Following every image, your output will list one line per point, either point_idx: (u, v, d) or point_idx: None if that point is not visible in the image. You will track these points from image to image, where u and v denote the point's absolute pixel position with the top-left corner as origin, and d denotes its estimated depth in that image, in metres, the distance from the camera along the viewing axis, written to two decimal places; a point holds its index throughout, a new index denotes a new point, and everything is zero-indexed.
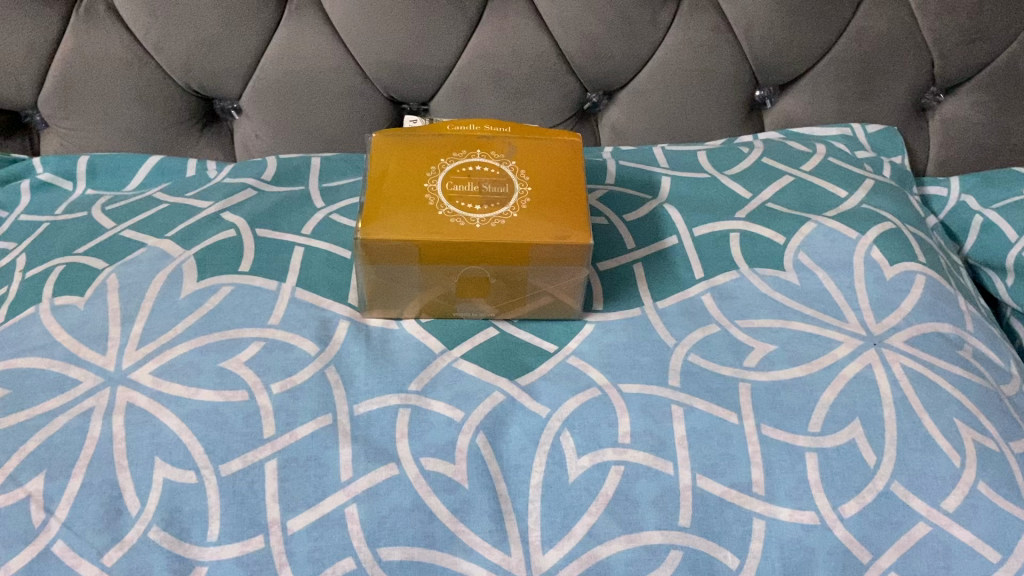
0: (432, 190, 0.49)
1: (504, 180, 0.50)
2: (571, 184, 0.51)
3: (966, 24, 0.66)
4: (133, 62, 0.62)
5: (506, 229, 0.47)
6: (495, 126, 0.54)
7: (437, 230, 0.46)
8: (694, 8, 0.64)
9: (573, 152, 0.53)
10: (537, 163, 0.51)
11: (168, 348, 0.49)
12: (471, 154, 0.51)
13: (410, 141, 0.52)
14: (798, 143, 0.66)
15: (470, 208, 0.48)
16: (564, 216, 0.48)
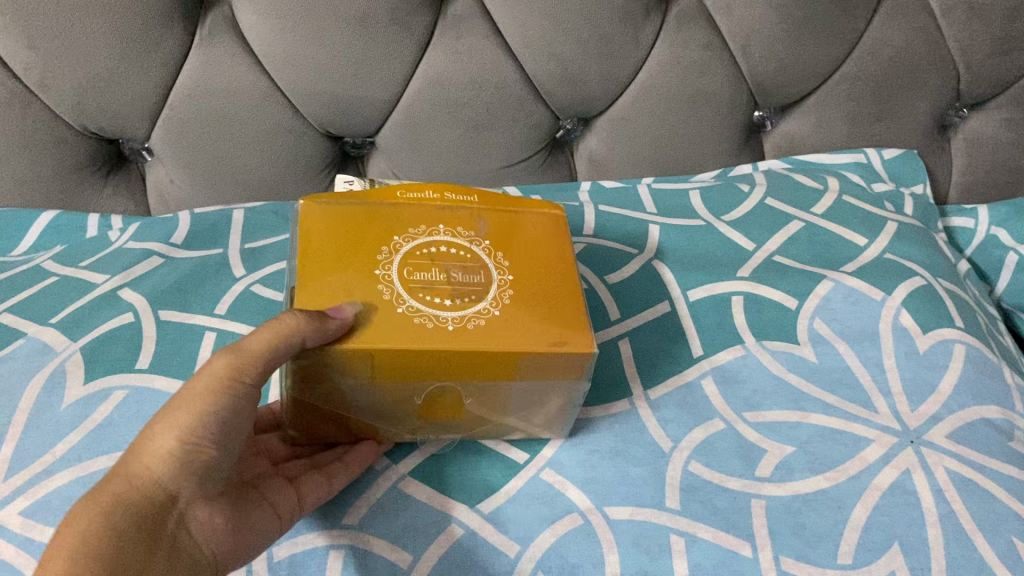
0: (388, 278, 0.37)
1: (479, 266, 0.39)
2: (563, 273, 0.40)
3: (998, 32, 0.57)
4: (14, 102, 0.51)
5: (489, 332, 0.35)
6: (457, 195, 0.43)
7: (400, 332, 0.34)
8: (682, 21, 0.54)
9: (560, 231, 0.42)
10: (519, 244, 0.41)
11: (42, 478, 0.39)
12: (433, 231, 0.40)
13: (351, 212, 0.40)
14: (805, 177, 0.57)
15: (439, 304, 0.36)
16: (561, 314, 0.37)
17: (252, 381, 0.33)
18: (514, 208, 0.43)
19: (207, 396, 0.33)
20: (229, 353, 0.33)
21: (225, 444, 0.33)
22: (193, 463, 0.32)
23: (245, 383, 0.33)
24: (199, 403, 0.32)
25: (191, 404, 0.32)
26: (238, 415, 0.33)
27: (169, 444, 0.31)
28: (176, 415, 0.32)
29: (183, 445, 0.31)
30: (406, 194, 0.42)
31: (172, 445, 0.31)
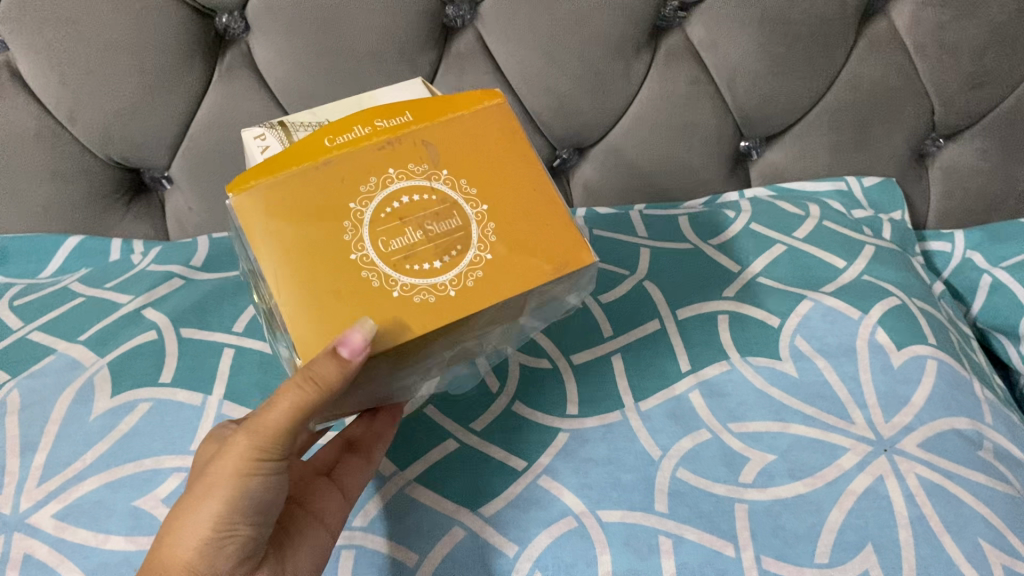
0: (367, 261, 0.34)
1: (448, 206, 0.35)
2: (532, 177, 0.37)
3: (969, 69, 0.60)
4: (44, 134, 0.55)
5: (492, 282, 0.34)
6: (389, 116, 0.36)
7: (409, 324, 0.33)
8: (671, 57, 0.57)
9: (505, 123, 0.37)
10: (477, 158, 0.36)
11: (74, 484, 0.42)
12: (386, 179, 0.35)
13: (291, 192, 0.33)
14: (788, 203, 0.60)
15: (429, 270, 0.34)
16: (550, 229, 0.36)
17: (277, 453, 0.34)
18: (451, 110, 0.37)
19: (231, 480, 0.34)
20: (248, 431, 0.34)
21: (256, 514, 0.35)
22: (229, 539, 0.34)
23: (269, 459, 0.34)
24: (228, 485, 0.34)
25: (218, 487, 0.34)
26: (268, 487, 0.35)
27: (202, 530, 0.33)
28: (205, 500, 0.34)
29: (216, 529, 0.34)
30: (337, 136, 0.35)
31: (206, 531, 0.33)
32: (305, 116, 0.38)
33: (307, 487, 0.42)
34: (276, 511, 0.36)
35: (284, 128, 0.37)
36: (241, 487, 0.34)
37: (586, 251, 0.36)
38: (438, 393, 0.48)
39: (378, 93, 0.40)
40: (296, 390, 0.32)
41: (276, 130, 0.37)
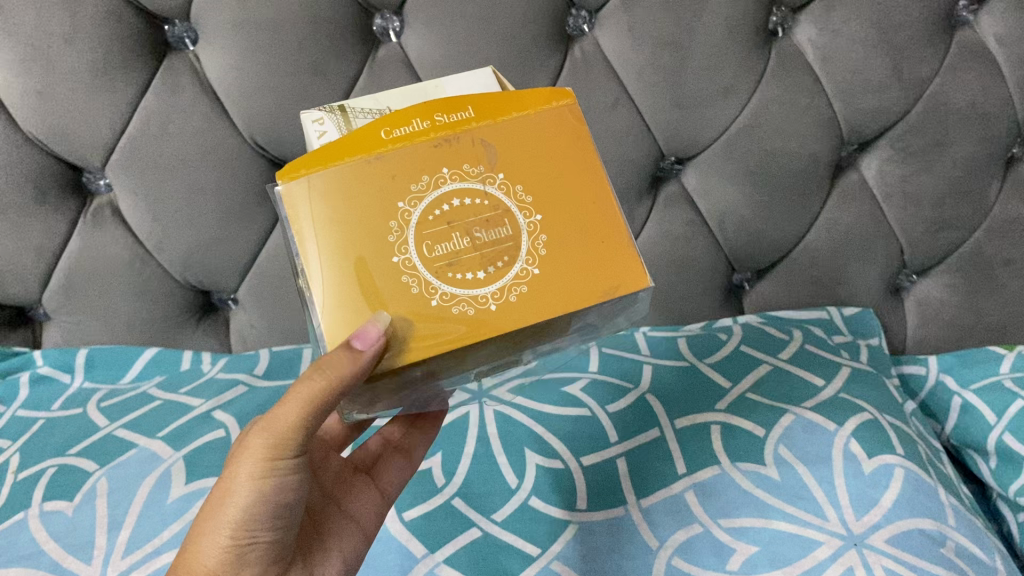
0: (410, 264, 0.36)
1: (501, 212, 0.37)
2: (594, 195, 0.39)
3: (931, 216, 0.69)
4: (135, 262, 0.65)
5: (534, 298, 0.37)
6: (451, 111, 0.38)
7: (445, 331, 0.36)
8: (669, 203, 0.68)
9: (572, 133, 0.39)
10: (534, 167, 0.38)
11: (152, 557, 0.49)
12: (439, 179, 0.37)
13: (346, 185, 0.36)
14: (775, 330, 0.69)
15: (474, 279, 0.37)
16: (603, 254, 0.38)
17: (287, 453, 0.39)
18: (514, 110, 0.38)
19: (246, 476, 0.39)
20: (262, 435, 0.39)
21: (272, 519, 0.40)
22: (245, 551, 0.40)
23: (281, 459, 0.40)
24: (245, 492, 0.39)
25: (236, 494, 0.39)
26: (276, 489, 0.40)
27: (223, 538, 0.39)
28: (225, 510, 0.40)
29: (235, 536, 0.39)
30: (395, 128, 0.37)
31: (225, 540, 0.39)
32: (365, 100, 0.40)
33: (346, 487, 0.51)
34: (289, 517, 0.42)
35: (341, 111, 0.39)
36: (260, 485, 0.39)
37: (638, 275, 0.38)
38: (461, 487, 0.55)
39: (446, 80, 0.41)
40: (302, 388, 0.36)
41: (333, 113, 0.39)
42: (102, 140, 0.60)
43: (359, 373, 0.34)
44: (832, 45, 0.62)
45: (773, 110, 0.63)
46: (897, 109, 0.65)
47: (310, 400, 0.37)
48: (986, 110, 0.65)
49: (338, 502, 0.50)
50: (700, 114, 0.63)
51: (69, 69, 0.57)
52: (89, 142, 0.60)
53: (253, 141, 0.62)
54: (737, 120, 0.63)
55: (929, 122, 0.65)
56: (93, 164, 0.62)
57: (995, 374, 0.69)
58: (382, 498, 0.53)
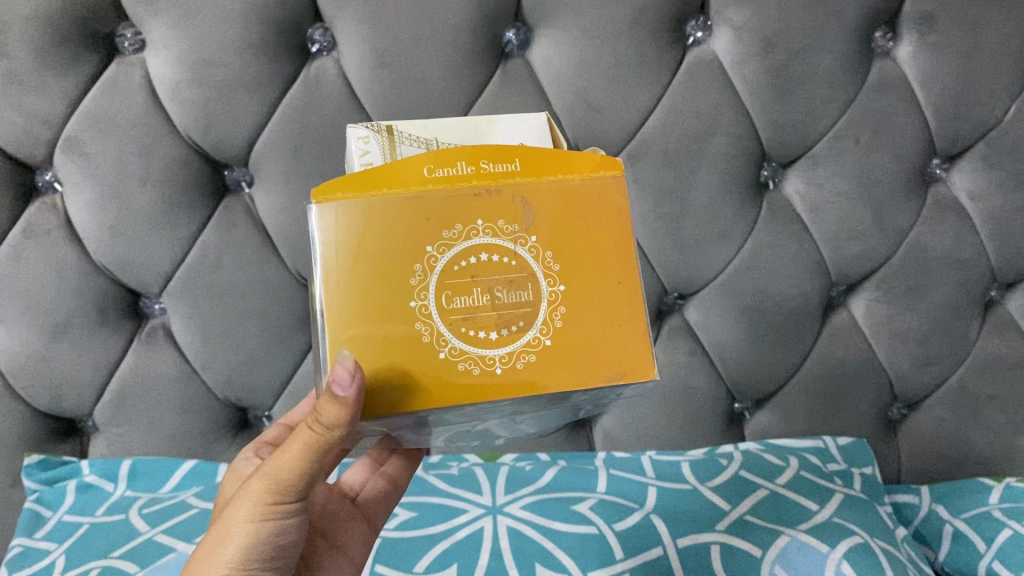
0: (425, 312, 0.40)
1: (525, 275, 0.40)
2: (630, 280, 0.42)
3: (917, 353, 0.75)
4: (182, 379, 0.71)
5: (544, 368, 0.40)
6: (497, 162, 0.40)
7: (448, 386, 0.39)
8: (671, 336, 0.74)
9: (618, 202, 0.42)
10: (569, 234, 0.41)
11: None
12: (471, 231, 0.40)
13: (372, 221, 0.39)
14: (773, 457, 0.73)
15: (486, 339, 0.40)
16: (619, 339, 0.41)
17: (288, 496, 0.45)
18: (564, 171, 0.41)
19: (247, 515, 0.44)
20: (266, 479, 0.44)
21: (266, 557, 0.46)
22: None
23: (282, 502, 0.45)
24: (245, 530, 0.45)
25: (236, 531, 0.45)
26: (279, 530, 0.45)
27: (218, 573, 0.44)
28: (224, 549, 0.45)
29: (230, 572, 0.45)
30: (437, 167, 0.40)
31: None
32: (413, 126, 0.43)
33: (335, 519, 0.60)
34: (289, 554, 0.47)
35: (388, 133, 0.42)
36: (260, 525, 0.45)
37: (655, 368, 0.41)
38: None
39: (499, 118, 0.45)
40: (305, 435, 0.42)
41: (380, 134, 0.42)
42: (161, 270, 0.67)
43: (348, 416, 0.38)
44: (818, 197, 0.69)
45: (766, 254, 0.70)
46: (881, 255, 0.71)
47: (313, 447, 0.42)
48: (962, 257, 0.72)
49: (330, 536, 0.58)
50: (698, 256, 0.69)
51: (140, 206, 0.65)
52: (150, 272, 0.67)
53: (298, 273, 0.69)
54: (733, 261, 0.70)
55: (910, 267, 0.72)
56: (152, 290, 0.69)
57: (983, 505, 0.73)
58: (368, 528, 0.62)
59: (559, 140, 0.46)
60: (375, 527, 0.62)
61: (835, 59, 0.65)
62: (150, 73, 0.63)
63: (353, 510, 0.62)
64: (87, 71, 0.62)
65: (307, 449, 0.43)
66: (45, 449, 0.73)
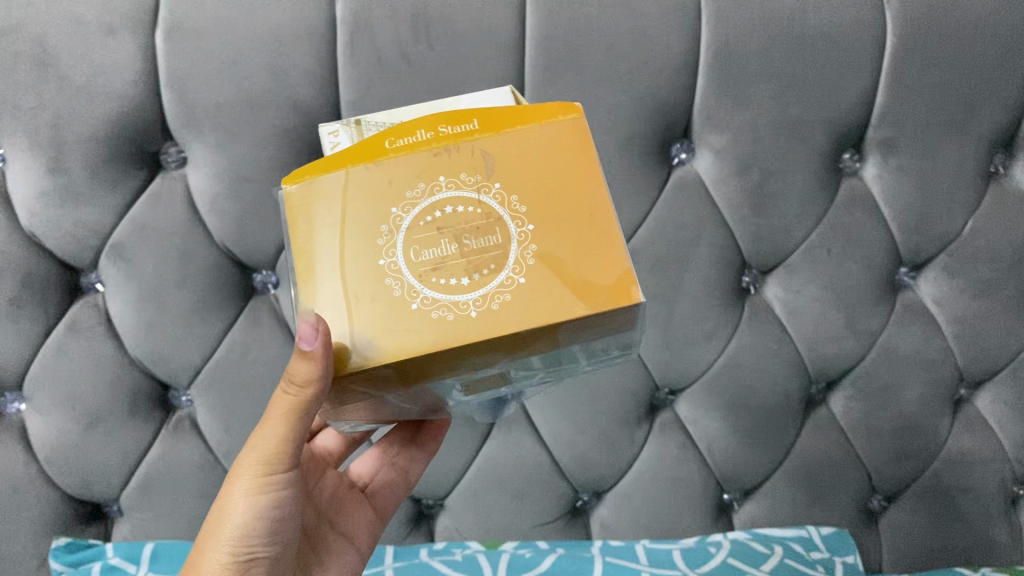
0: (396, 267, 0.43)
1: (491, 221, 0.43)
2: (595, 213, 0.43)
3: (893, 447, 0.80)
4: (204, 466, 0.77)
5: (516, 305, 0.41)
6: (455, 125, 0.44)
7: (423, 329, 0.41)
8: (663, 428, 0.79)
9: (579, 145, 0.44)
10: (531, 179, 0.43)
11: None
12: (435, 187, 0.43)
13: (339, 189, 0.43)
14: (759, 544, 0.78)
15: (458, 286, 0.42)
16: (593, 270, 0.42)
17: (277, 469, 0.48)
18: (519, 123, 0.44)
19: (245, 494, 0.48)
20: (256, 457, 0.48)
21: (267, 533, 0.49)
22: (250, 563, 0.49)
23: (274, 476, 0.48)
24: (242, 508, 0.48)
25: (235, 511, 0.48)
26: (277, 504, 0.49)
27: (223, 553, 0.48)
28: (226, 527, 0.48)
29: (233, 553, 0.48)
30: (398, 139, 0.44)
31: (225, 557, 0.48)
32: (382, 118, 0.49)
33: (342, 506, 0.60)
34: (289, 528, 0.50)
35: (357, 125, 0.49)
36: (261, 503, 0.48)
37: (629, 294, 0.41)
38: None
39: (463, 99, 0.50)
40: (284, 403, 0.45)
41: (350, 127, 0.49)
42: (192, 363, 0.73)
43: (315, 372, 0.41)
44: (795, 301, 0.75)
45: (749, 353, 0.76)
46: (855, 355, 0.77)
47: (293, 416, 0.45)
48: (930, 357, 0.78)
49: (334, 522, 0.59)
50: (686, 355, 0.75)
51: (176, 305, 0.71)
52: (181, 365, 0.73)
53: None
54: (719, 359, 0.76)
55: (882, 367, 0.78)
56: (181, 382, 0.74)
57: None
58: (375, 516, 0.63)
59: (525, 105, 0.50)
60: (383, 517, 0.64)
61: (807, 178, 0.72)
62: (191, 187, 0.70)
63: (363, 499, 0.63)
64: (134, 184, 0.69)
65: (285, 415, 0.45)
66: (71, 533, 0.77)
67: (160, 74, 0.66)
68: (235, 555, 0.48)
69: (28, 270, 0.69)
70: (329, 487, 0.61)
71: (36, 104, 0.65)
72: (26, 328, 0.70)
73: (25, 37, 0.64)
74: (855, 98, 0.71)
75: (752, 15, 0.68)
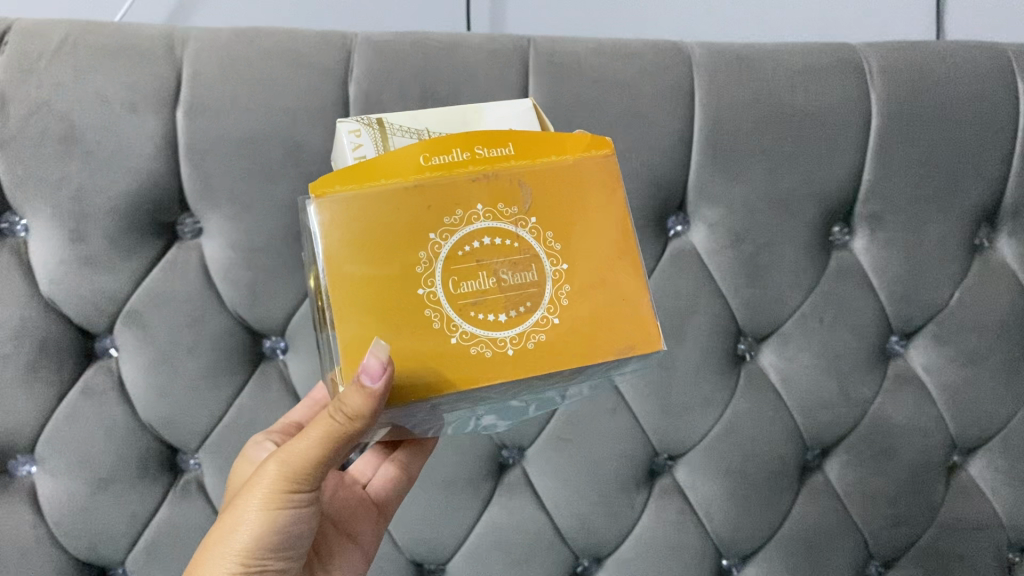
0: (434, 298, 0.43)
1: (528, 256, 0.44)
2: (622, 256, 0.46)
3: (889, 514, 0.82)
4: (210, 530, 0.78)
5: (551, 345, 0.44)
6: (492, 148, 0.45)
7: (465, 365, 0.43)
8: (662, 494, 0.80)
9: (607, 181, 0.47)
10: (566, 217, 0.45)
11: None
12: (473, 216, 0.44)
13: (377, 208, 0.43)
14: None
15: (495, 322, 0.44)
16: (622, 314, 0.45)
17: (299, 484, 0.49)
18: (553, 155, 0.46)
19: (260, 503, 0.49)
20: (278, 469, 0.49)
21: (278, 544, 0.51)
22: (260, 573, 0.50)
23: (295, 492, 0.49)
24: (255, 518, 0.49)
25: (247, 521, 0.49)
26: (291, 518, 0.50)
27: (231, 562, 0.49)
28: (237, 536, 0.50)
29: (242, 563, 0.49)
30: (434, 156, 0.44)
31: (235, 566, 0.49)
32: (404, 119, 0.47)
33: (346, 511, 0.63)
34: (298, 539, 0.52)
35: (378, 126, 0.46)
36: (278, 514, 0.50)
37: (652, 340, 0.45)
38: None
39: (485, 107, 0.49)
40: (327, 422, 0.45)
41: (370, 128, 0.46)
42: (200, 427, 0.75)
43: (372, 401, 0.40)
44: (789, 369, 0.78)
45: (745, 420, 0.78)
46: (849, 422, 0.79)
47: (329, 438, 0.45)
48: (922, 424, 0.80)
49: (340, 527, 0.61)
50: (685, 421, 0.77)
51: (187, 371, 0.73)
52: (190, 429, 0.75)
53: None
54: (716, 426, 0.78)
55: (877, 434, 0.80)
56: (190, 446, 0.76)
57: None
58: (378, 514, 0.65)
59: (543, 123, 0.50)
60: (387, 515, 0.66)
61: (797, 250, 0.75)
62: (205, 256, 0.73)
63: (367, 501, 0.65)
64: (150, 254, 0.72)
65: (321, 440, 0.46)
66: None
67: (180, 150, 0.70)
68: (245, 565, 0.50)
69: (46, 337, 0.71)
70: (331, 488, 0.63)
71: (60, 179, 0.68)
72: (41, 393, 0.72)
73: (53, 115, 0.67)
74: (842, 174, 0.74)
75: (741, 96, 0.72)
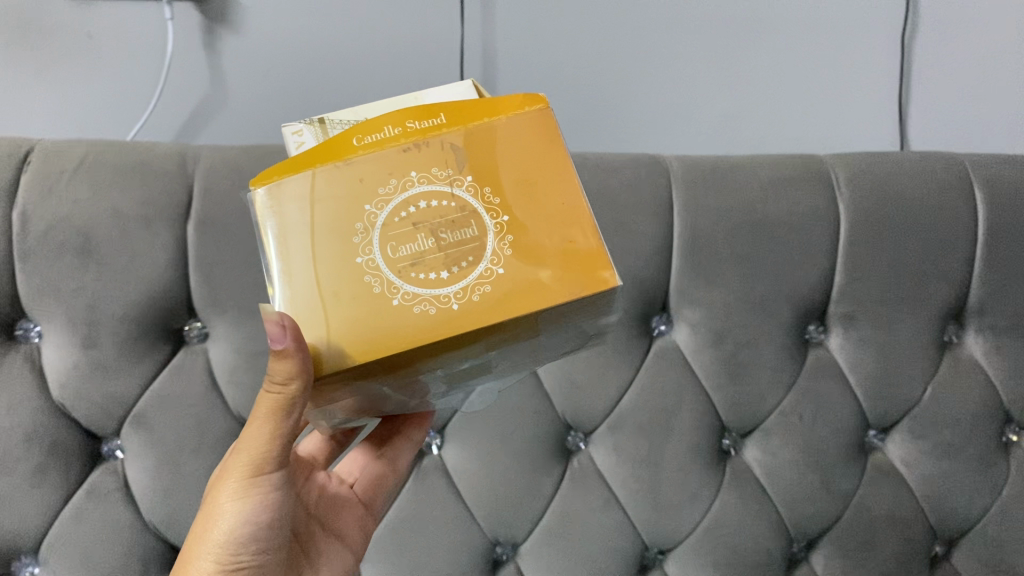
0: (373, 265, 0.43)
1: (465, 214, 0.43)
2: (568, 204, 0.44)
3: None
4: None
5: (496, 295, 0.42)
6: (423, 120, 0.45)
7: (407, 326, 0.42)
8: None
9: (546, 134, 0.46)
10: (504, 172, 0.44)
11: None
12: (407, 182, 0.43)
13: (309, 188, 0.43)
14: None
15: (438, 279, 0.43)
16: (570, 260, 0.43)
17: (262, 470, 0.49)
18: (485, 117, 0.45)
19: (231, 496, 0.50)
20: (243, 462, 0.49)
21: (253, 537, 0.51)
22: (237, 570, 0.50)
23: (261, 478, 0.50)
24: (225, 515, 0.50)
25: (219, 519, 0.50)
26: (261, 507, 0.50)
27: (209, 563, 0.50)
28: (213, 535, 0.50)
29: (219, 561, 0.50)
30: (366, 136, 0.44)
31: (211, 565, 0.50)
32: (343, 113, 0.48)
33: (331, 509, 0.63)
34: (275, 531, 0.52)
35: (320, 124, 0.47)
36: (248, 505, 0.50)
37: (604, 279, 0.43)
38: None
39: (427, 94, 0.49)
40: (268, 399, 0.45)
41: (313, 125, 0.47)
42: None
43: (293, 366, 0.41)
44: (772, 463, 0.80)
45: (732, 513, 0.80)
46: (832, 514, 0.82)
47: (274, 411, 0.45)
48: (903, 516, 0.83)
49: (326, 525, 0.62)
50: (674, 514, 0.79)
51: (191, 470, 0.75)
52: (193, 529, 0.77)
53: None
54: (704, 520, 0.80)
55: (860, 525, 0.82)
56: None
57: None
58: (364, 511, 0.67)
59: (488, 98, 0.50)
60: (373, 512, 0.68)
61: (776, 350, 0.79)
62: (212, 361, 0.77)
63: (353, 497, 0.67)
64: (158, 359, 0.76)
65: (269, 418, 0.46)
66: None
67: (190, 263, 0.74)
68: (220, 564, 0.50)
69: (55, 439, 0.74)
70: (317, 490, 0.63)
71: (75, 288, 0.72)
72: (46, 494, 0.74)
73: (71, 229, 0.72)
74: (814, 277, 0.78)
75: (716, 206, 0.77)
